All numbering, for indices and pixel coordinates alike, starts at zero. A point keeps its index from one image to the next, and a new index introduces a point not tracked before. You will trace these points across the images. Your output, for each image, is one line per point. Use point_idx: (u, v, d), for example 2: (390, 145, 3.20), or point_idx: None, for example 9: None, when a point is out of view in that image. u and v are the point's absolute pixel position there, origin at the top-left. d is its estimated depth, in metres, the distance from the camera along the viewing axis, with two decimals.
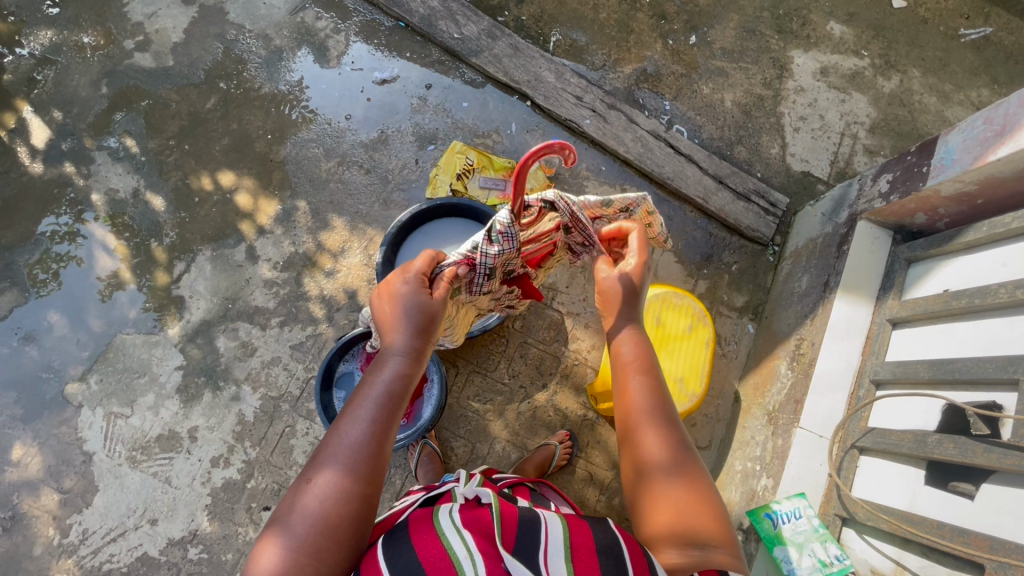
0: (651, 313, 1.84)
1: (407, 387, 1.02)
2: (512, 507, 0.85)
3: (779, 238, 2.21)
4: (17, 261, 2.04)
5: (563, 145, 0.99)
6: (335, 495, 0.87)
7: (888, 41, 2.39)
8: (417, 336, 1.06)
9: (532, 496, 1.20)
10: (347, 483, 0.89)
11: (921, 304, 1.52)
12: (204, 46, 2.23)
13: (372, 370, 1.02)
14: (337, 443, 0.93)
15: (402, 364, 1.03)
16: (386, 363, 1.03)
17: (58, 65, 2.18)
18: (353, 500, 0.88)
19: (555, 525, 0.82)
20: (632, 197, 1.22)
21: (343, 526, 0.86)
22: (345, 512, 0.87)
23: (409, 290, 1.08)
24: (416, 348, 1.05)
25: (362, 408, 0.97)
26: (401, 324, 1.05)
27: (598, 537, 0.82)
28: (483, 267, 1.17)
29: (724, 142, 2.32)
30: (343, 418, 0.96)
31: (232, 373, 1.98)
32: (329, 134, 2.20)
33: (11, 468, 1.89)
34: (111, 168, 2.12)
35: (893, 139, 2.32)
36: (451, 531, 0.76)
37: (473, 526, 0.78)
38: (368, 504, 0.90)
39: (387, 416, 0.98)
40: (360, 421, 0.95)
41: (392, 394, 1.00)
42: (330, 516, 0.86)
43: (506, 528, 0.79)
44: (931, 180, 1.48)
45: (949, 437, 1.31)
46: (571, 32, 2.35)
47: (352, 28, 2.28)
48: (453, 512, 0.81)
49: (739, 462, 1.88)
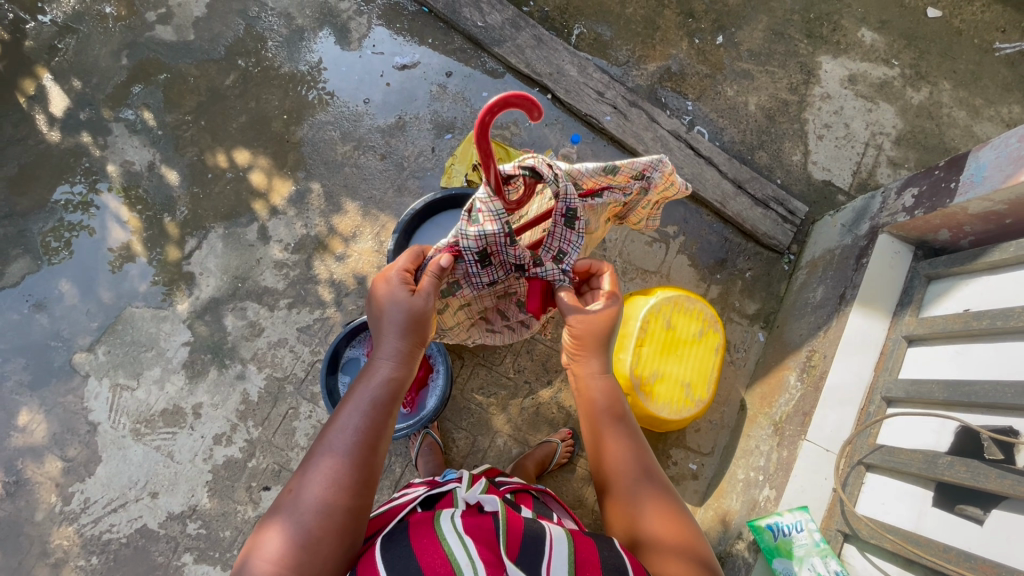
0: (662, 316, 1.79)
1: (396, 395, 1.07)
2: (517, 514, 0.88)
3: (795, 247, 2.18)
4: (31, 229, 2.05)
5: (526, 99, 0.95)
6: (322, 505, 0.92)
7: (920, 51, 2.33)
8: (407, 340, 1.10)
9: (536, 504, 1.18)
10: (333, 492, 0.94)
11: (938, 321, 1.49)
12: (226, 22, 2.21)
13: (362, 378, 1.07)
14: (326, 449, 0.98)
15: (390, 369, 1.08)
16: (374, 372, 1.08)
17: (79, 34, 2.17)
18: (338, 509, 0.93)
19: (560, 539, 0.85)
20: (641, 161, 1.21)
21: (327, 537, 0.90)
22: (330, 523, 0.92)
23: (394, 291, 1.10)
24: (405, 356, 1.10)
25: (350, 416, 1.02)
26: (391, 330, 1.09)
27: (604, 556, 0.86)
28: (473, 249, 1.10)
29: (745, 146, 2.28)
30: (333, 425, 1.01)
31: (239, 352, 1.99)
32: (346, 117, 2.18)
33: (17, 434, 1.91)
34: (128, 141, 2.12)
35: (918, 152, 2.28)
36: (452, 537, 0.79)
37: (475, 533, 0.81)
38: (353, 513, 0.94)
39: (375, 423, 1.03)
40: (348, 428, 1.01)
41: (379, 402, 1.05)
42: (315, 526, 0.90)
43: (510, 534, 0.82)
44: (959, 197, 1.44)
45: (960, 460, 1.29)
46: (596, 26, 2.31)
47: (375, 11, 2.25)
48: (455, 518, 0.84)
49: (741, 471, 1.87)
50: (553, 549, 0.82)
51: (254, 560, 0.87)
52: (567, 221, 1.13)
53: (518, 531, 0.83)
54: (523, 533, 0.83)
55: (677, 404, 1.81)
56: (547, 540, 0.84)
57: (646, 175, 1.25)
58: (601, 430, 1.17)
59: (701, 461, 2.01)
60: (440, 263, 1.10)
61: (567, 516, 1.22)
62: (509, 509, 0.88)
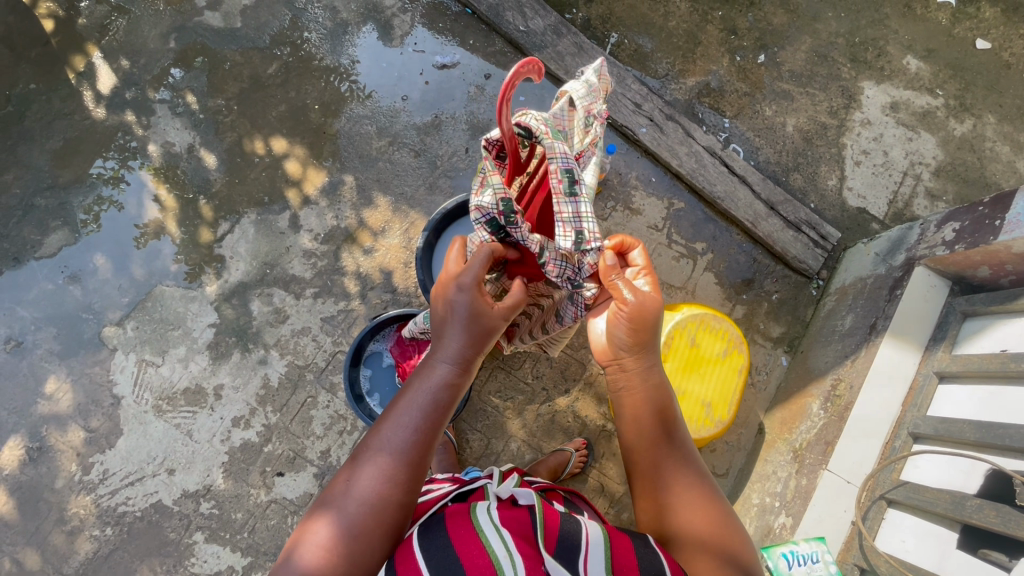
0: (688, 334, 1.78)
1: (453, 398, 1.07)
2: (552, 509, 0.89)
3: (825, 272, 2.16)
4: (71, 202, 2.09)
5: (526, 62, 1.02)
6: (375, 499, 0.94)
7: (965, 82, 2.29)
8: (468, 349, 1.08)
9: (564, 502, 1.21)
10: (387, 488, 0.95)
11: (974, 360, 1.45)
12: (272, 11, 2.24)
13: (420, 376, 1.07)
14: (381, 444, 0.99)
15: (449, 373, 1.07)
16: (434, 369, 1.07)
17: (130, 15, 2.22)
18: (390, 504, 0.94)
19: (596, 537, 0.85)
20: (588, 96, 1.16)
21: (375, 532, 0.92)
22: (381, 518, 0.93)
23: (466, 298, 1.07)
24: (466, 361, 1.08)
25: (407, 413, 1.02)
26: (454, 338, 1.08)
27: (641, 555, 0.86)
28: (483, 221, 1.13)
29: (780, 167, 2.26)
30: (389, 421, 1.01)
31: (262, 338, 2.01)
32: (383, 113, 2.20)
33: (44, 401, 1.95)
34: (170, 122, 2.16)
35: (957, 185, 2.23)
36: (490, 529, 0.80)
37: (511, 526, 0.81)
38: (403, 510, 0.95)
39: (431, 423, 1.03)
40: (405, 426, 1.00)
41: (439, 403, 1.04)
42: (367, 519, 0.92)
43: (547, 529, 0.83)
44: (1003, 236, 1.41)
45: (990, 504, 1.27)
46: (637, 37, 2.31)
47: (418, 9, 2.27)
48: (491, 510, 0.84)
49: (756, 496, 1.86)
50: (589, 547, 0.82)
51: (306, 545, 0.90)
52: (566, 188, 1.04)
53: (555, 526, 0.84)
54: (559, 530, 0.84)
55: (697, 423, 1.79)
56: (584, 539, 0.83)
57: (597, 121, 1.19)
58: (644, 423, 1.13)
59: (715, 482, 2.00)
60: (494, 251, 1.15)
61: (596, 516, 1.24)
62: (545, 505, 0.89)
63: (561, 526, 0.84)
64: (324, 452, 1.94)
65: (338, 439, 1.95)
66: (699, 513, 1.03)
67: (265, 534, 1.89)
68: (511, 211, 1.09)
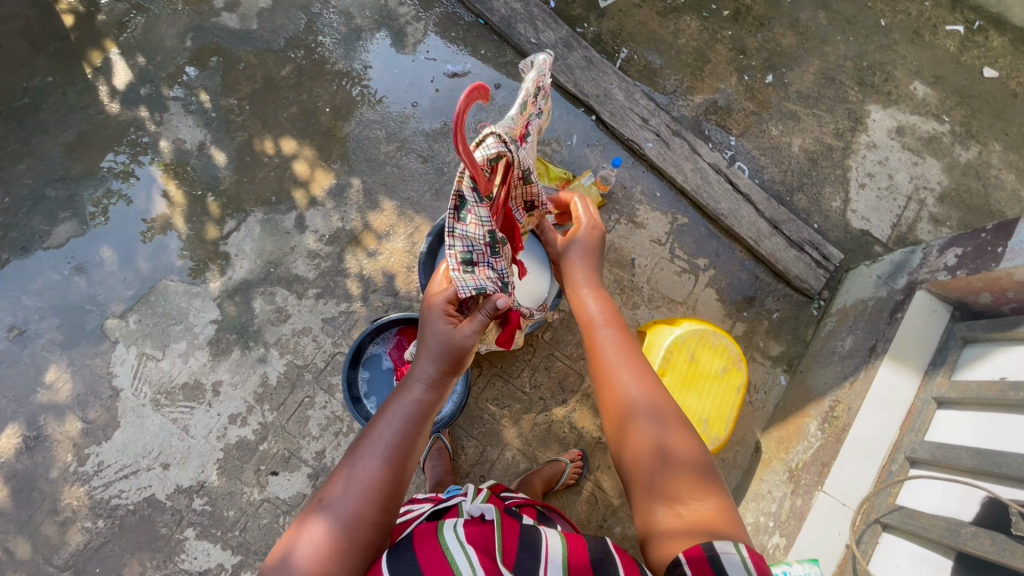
0: (686, 348, 1.78)
1: (427, 416, 1.08)
2: (514, 523, 0.88)
3: (826, 293, 2.16)
4: (81, 194, 2.12)
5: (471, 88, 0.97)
6: (351, 517, 0.91)
7: (972, 110, 2.30)
8: (440, 365, 1.11)
9: (539, 517, 1.24)
10: (362, 507, 0.93)
11: (973, 387, 1.45)
12: (288, 15, 2.28)
13: (395, 397, 1.09)
14: (357, 463, 0.98)
15: (422, 391, 1.09)
16: (409, 390, 1.09)
17: (149, 14, 2.26)
18: (365, 523, 0.92)
19: (556, 548, 0.85)
20: (530, 79, 1.22)
21: (354, 550, 0.89)
22: (358, 537, 0.90)
23: (434, 320, 1.13)
24: (439, 380, 1.11)
25: (382, 431, 1.02)
26: (427, 356, 1.12)
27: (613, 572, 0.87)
28: (460, 249, 1.15)
29: (785, 187, 2.27)
30: (365, 441, 1.01)
31: (263, 336, 2.02)
32: (393, 118, 2.22)
33: (44, 390, 1.96)
34: (182, 120, 2.19)
35: (961, 211, 2.24)
36: (456, 548, 0.79)
37: (476, 542, 0.81)
38: (379, 529, 0.93)
39: (407, 438, 1.03)
40: (380, 444, 1.00)
41: (412, 419, 1.06)
42: (343, 538, 0.89)
43: (508, 545, 0.83)
44: (1005, 262, 1.41)
45: (986, 532, 1.26)
46: (647, 53, 2.33)
47: (432, 18, 2.30)
48: (457, 527, 0.83)
49: (750, 515, 1.85)
50: (548, 563, 0.82)
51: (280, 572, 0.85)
52: None
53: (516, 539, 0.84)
54: (521, 543, 0.84)
55: None
56: (544, 553, 0.84)
57: (541, 94, 1.26)
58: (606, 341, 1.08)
59: None
60: (497, 304, 1.12)
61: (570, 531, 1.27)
62: (507, 519, 0.89)
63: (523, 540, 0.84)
64: (318, 453, 1.94)
65: (334, 440, 1.95)
66: (676, 464, 0.91)
67: (256, 533, 1.88)
68: (496, 240, 1.16)
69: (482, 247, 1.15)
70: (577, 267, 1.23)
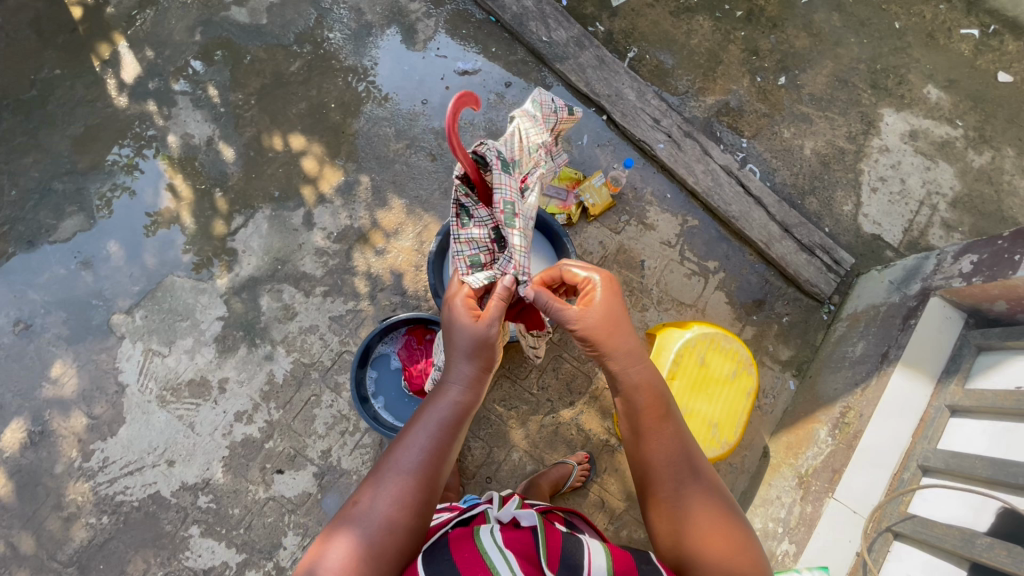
0: (696, 351, 1.77)
1: (463, 418, 1.09)
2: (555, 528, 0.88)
3: (837, 298, 2.14)
4: (89, 188, 2.11)
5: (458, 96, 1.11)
6: (386, 520, 0.93)
7: (985, 114, 2.28)
8: (473, 364, 1.13)
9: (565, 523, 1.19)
10: (397, 511, 0.95)
11: (987, 396, 1.44)
12: (298, 10, 2.26)
13: (431, 399, 1.10)
14: (394, 465, 0.99)
15: (459, 392, 1.10)
16: (445, 392, 1.10)
17: (158, 7, 2.24)
18: (400, 527, 0.94)
19: (598, 554, 0.84)
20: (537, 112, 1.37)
21: (388, 554, 0.91)
22: (394, 541, 0.92)
23: (460, 319, 1.16)
24: (472, 381, 1.12)
25: (420, 434, 1.03)
26: (459, 354, 1.13)
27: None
28: (467, 253, 1.31)
29: (796, 190, 2.25)
30: (402, 442, 1.02)
31: (270, 333, 2.01)
32: (402, 116, 2.21)
33: (49, 385, 1.95)
34: (191, 114, 2.17)
35: (974, 217, 2.22)
36: (494, 551, 0.80)
37: (514, 547, 0.81)
38: (414, 533, 0.95)
39: (442, 441, 1.04)
40: (417, 447, 1.01)
41: (447, 422, 1.07)
42: (379, 542, 0.91)
43: (550, 550, 0.82)
44: (1022, 270, 1.39)
45: (1001, 543, 1.25)
46: (659, 53, 2.31)
47: (443, 15, 2.28)
48: (494, 532, 0.84)
49: (759, 520, 1.85)
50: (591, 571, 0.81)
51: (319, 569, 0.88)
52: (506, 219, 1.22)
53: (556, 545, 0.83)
54: (561, 549, 0.83)
55: (702, 443, 1.77)
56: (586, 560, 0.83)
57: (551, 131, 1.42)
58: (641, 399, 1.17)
59: None
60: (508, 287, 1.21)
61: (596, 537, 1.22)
62: (547, 524, 0.88)
63: (563, 544, 0.84)
64: (324, 451, 1.93)
65: (340, 439, 1.94)
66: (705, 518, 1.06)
67: (261, 532, 1.87)
68: (500, 237, 1.30)
69: (487, 246, 1.30)
70: (602, 335, 1.19)
